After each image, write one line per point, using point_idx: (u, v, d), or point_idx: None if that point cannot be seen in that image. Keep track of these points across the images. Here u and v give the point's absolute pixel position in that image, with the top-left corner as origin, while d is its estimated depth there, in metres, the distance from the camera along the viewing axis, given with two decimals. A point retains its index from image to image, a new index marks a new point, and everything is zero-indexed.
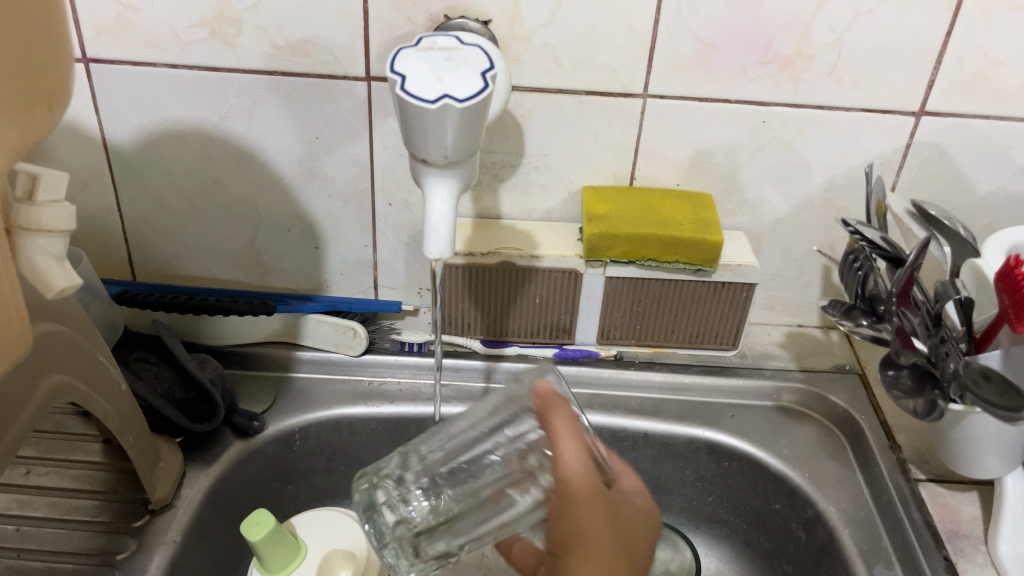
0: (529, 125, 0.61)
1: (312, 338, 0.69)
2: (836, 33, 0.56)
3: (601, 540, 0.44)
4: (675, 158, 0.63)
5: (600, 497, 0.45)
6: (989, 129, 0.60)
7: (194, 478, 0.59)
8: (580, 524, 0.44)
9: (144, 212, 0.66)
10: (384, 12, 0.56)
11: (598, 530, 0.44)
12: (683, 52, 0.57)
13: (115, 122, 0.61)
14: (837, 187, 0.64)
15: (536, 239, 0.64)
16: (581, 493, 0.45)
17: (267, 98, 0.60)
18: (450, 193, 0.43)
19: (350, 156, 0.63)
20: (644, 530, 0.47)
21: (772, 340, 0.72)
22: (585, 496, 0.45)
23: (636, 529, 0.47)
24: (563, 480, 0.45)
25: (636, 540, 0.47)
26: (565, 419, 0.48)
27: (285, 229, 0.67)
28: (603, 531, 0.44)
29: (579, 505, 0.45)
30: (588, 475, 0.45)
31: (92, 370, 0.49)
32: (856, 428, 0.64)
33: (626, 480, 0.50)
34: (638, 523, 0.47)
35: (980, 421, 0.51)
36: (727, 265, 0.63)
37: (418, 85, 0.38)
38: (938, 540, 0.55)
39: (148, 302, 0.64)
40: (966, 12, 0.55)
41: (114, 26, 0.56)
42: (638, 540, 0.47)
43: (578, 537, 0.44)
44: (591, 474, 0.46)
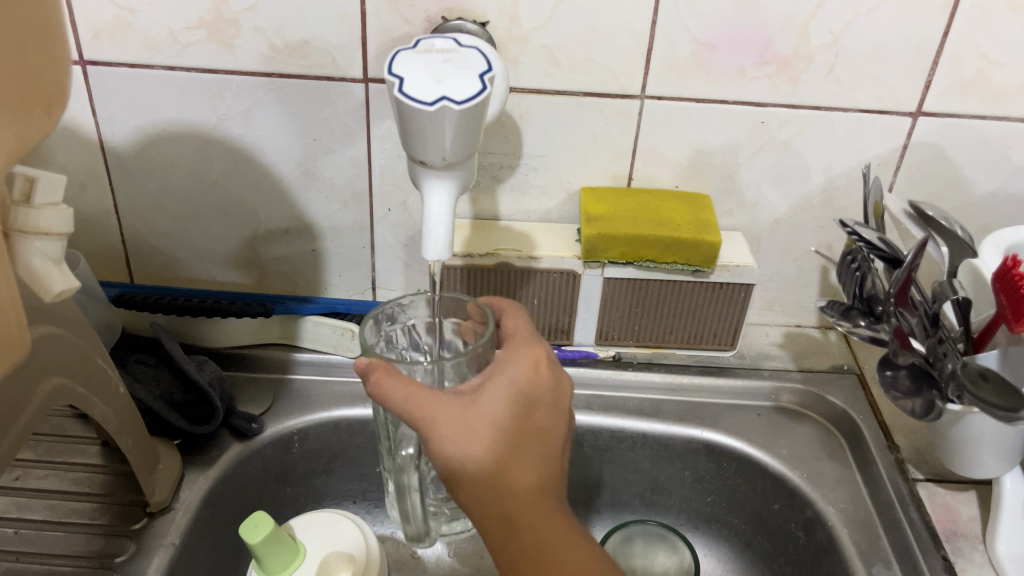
0: (527, 126, 0.61)
1: (311, 340, 0.69)
2: (834, 33, 0.56)
3: (479, 459, 0.40)
4: (673, 159, 0.63)
5: (461, 421, 0.41)
6: (986, 129, 0.60)
7: (193, 480, 0.59)
8: (451, 457, 0.40)
9: (142, 215, 0.66)
10: (382, 14, 0.56)
11: (475, 449, 0.40)
12: (681, 53, 0.57)
13: (112, 124, 0.61)
14: (835, 187, 0.64)
15: (534, 240, 0.64)
16: (447, 423, 0.40)
17: (265, 100, 0.60)
18: (449, 195, 0.43)
19: (347, 157, 0.63)
20: (541, 414, 0.43)
21: (770, 340, 0.72)
22: (440, 420, 0.40)
23: (527, 431, 0.42)
24: (428, 432, 0.41)
25: (530, 436, 0.42)
26: (391, 390, 0.41)
27: (283, 231, 0.67)
28: (488, 451, 0.40)
29: (436, 433, 0.40)
30: (450, 406, 0.41)
31: (91, 373, 0.49)
32: (854, 428, 0.64)
33: (511, 324, 0.50)
34: (527, 424, 0.42)
35: (978, 421, 0.51)
36: (725, 266, 0.63)
37: (417, 87, 0.38)
38: (937, 540, 0.55)
39: (145, 305, 0.64)
40: (963, 12, 0.55)
41: (112, 28, 0.56)
42: (539, 433, 0.42)
43: (461, 461, 0.40)
44: (465, 418, 0.41)
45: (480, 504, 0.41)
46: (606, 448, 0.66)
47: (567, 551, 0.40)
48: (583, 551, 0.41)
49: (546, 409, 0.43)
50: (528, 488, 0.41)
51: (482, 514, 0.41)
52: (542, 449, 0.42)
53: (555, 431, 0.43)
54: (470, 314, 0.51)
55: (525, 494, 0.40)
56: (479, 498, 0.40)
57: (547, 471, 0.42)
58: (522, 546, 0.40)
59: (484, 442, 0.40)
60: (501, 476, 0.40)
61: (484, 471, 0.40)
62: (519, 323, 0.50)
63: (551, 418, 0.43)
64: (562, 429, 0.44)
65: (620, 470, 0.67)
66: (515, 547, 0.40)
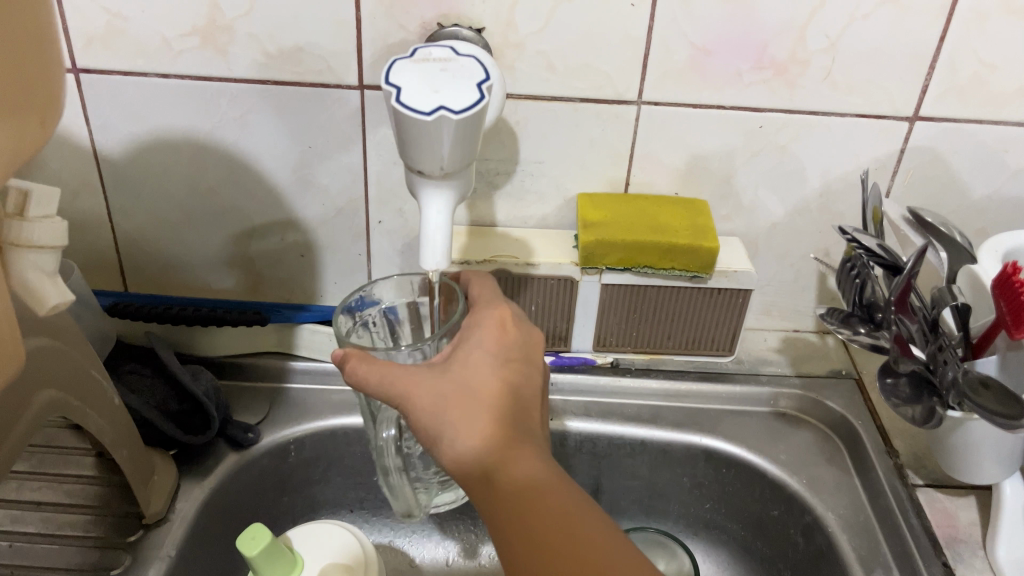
0: (524, 133, 0.61)
1: (307, 348, 0.68)
2: (831, 38, 0.56)
3: (461, 426, 0.41)
4: (670, 164, 0.63)
5: (438, 391, 0.42)
6: (983, 133, 0.60)
7: (188, 491, 0.59)
8: (436, 422, 0.41)
9: (136, 223, 0.66)
10: (377, 21, 0.55)
11: (455, 416, 0.41)
12: (678, 58, 0.57)
13: (106, 131, 0.60)
14: (832, 192, 0.64)
15: (531, 247, 0.64)
16: (424, 392, 0.41)
17: (260, 107, 0.59)
18: (447, 204, 0.43)
19: (342, 164, 0.62)
20: (515, 376, 0.44)
21: (768, 345, 0.72)
22: (416, 392, 0.41)
23: (502, 392, 0.43)
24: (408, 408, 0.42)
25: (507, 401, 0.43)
26: (363, 369, 0.42)
27: (279, 239, 0.67)
28: (465, 416, 0.41)
29: (415, 405, 0.41)
30: (423, 376, 0.42)
31: (85, 385, 0.49)
32: (853, 433, 0.64)
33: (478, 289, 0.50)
34: (503, 386, 0.43)
35: (978, 428, 0.51)
36: (722, 272, 0.62)
37: (413, 97, 0.38)
38: (937, 547, 0.55)
39: (142, 314, 0.64)
40: (960, 17, 0.55)
41: (105, 35, 0.56)
42: (517, 394, 0.43)
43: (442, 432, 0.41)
44: (441, 389, 0.42)
45: (468, 473, 0.41)
46: (604, 454, 0.66)
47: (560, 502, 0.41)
48: (574, 500, 0.41)
49: (519, 369, 0.44)
50: (512, 446, 0.42)
51: (471, 482, 0.41)
52: (518, 406, 0.43)
53: (529, 388, 0.45)
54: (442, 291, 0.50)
55: (509, 452, 0.41)
56: (467, 469, 0.41)
57: (525, 427, 0.43)
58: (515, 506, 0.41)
59: (464, 407, 0.42)
60: (483, 440, 0.41)
61: (465, 440, 0.41)
62: (485, 287, 0.51)
63: (524, 376, 0.45)
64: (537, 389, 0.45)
65: (618, 476, 0.67)
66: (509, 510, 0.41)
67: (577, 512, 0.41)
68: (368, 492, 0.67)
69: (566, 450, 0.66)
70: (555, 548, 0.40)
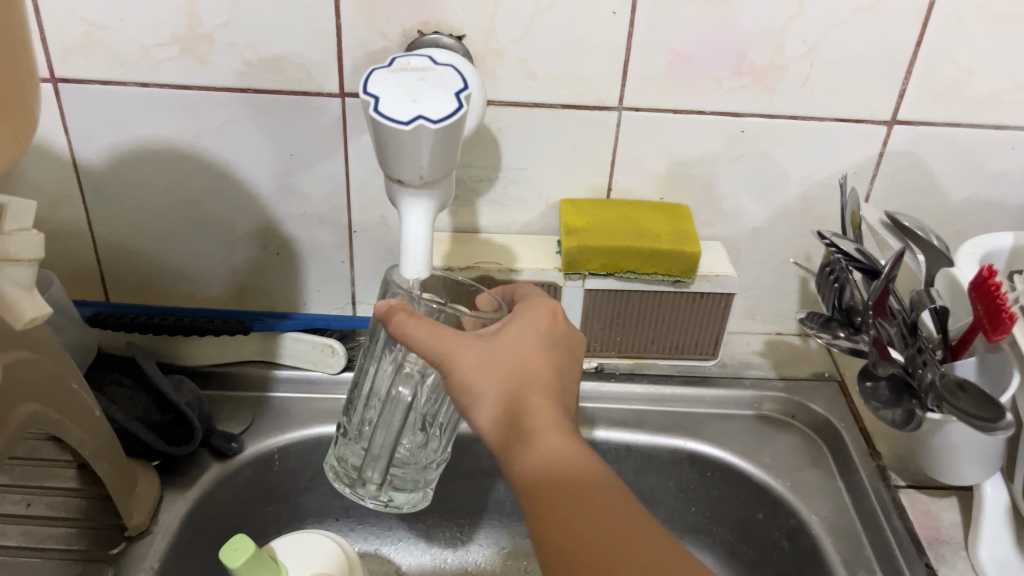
0: (506, 139, 0.61)
1: (290, 356, 0.68)
2: (809, 44, 0.57)
3: (501, 394, 0.41)
4: (652, 169, 0.63)
5: (483, 356, 0.41)
6: (960, 136, 0.61)
7: (172, 502, 0.58)
8: (475, 385, 0.41)
9: (117, 232, 0.65)
10: (357, 28, 0.55)
11: (497, 381, 0.41)
12: (658, 64, 0.57)
13: (85, 141, 0.60)
14: (813, 196, 0.65)
15: (514, 253, 0.64)
16: (468, 355, 0.41)
17: (241, 116, 0.59)
18: (427, 213, 0.43)
19: (324, 172, 0.62)
20: (559, 362, 0.43)
21: (752, 348, 0.72)
22: (461, 353, 0.41)
23: (547, 371, 0.42)
24: (452, 366, 0.41)
25: (548, 385, 0.42)
26: (413, 325, 0.42)
27: (261, 247, 0.66)
28: (504, 384, 0.41)
29: (460, 366, 0.41)
30: (468, 340, 0.42)
31: (65, 398, 0.48)
32: (836, 435, 0.65)
33: (523, 289, 0.51)
34: (549, 370, 0.42)
35: (956, 431, 0.51)
36: (704, 276, 0.63)
37: (392, 106, 0.38)
38: (920, 548, 0.55)
39: (122, 324, 0.64)
40: (936, 23, 0.55)
41: (84, 45, 0.55)
42: (559, 379, 0.43)
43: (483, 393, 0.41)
44: (484, 354, 0.42)
45: (506, 442, 0.40)
46: None
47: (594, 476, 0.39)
48: (607, 479, 0.40)
49: (563, 356, 0.44)
50: (552, 427, 0.41)
51: (507, 454, 0.40)
52: (559, 391, 0.43)
53: (570, 385, 0.44)
54: (478, 302, 0.49)
55: (549, 424, 0.41)
56: (504, 437, 0.40)
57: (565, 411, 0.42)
58: (548, 480, 0.39)
59: (506, 375, 0.41)
60: (524, 411, 0.41)
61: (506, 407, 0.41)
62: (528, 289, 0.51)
63: (567, 365, 0.44)
64: (575, 382, 0.45)
65: None
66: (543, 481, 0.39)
67: (610, 488, 0.40)
68: (354, 501, 0.67)
69: None
70: (592, 524, 0.38)
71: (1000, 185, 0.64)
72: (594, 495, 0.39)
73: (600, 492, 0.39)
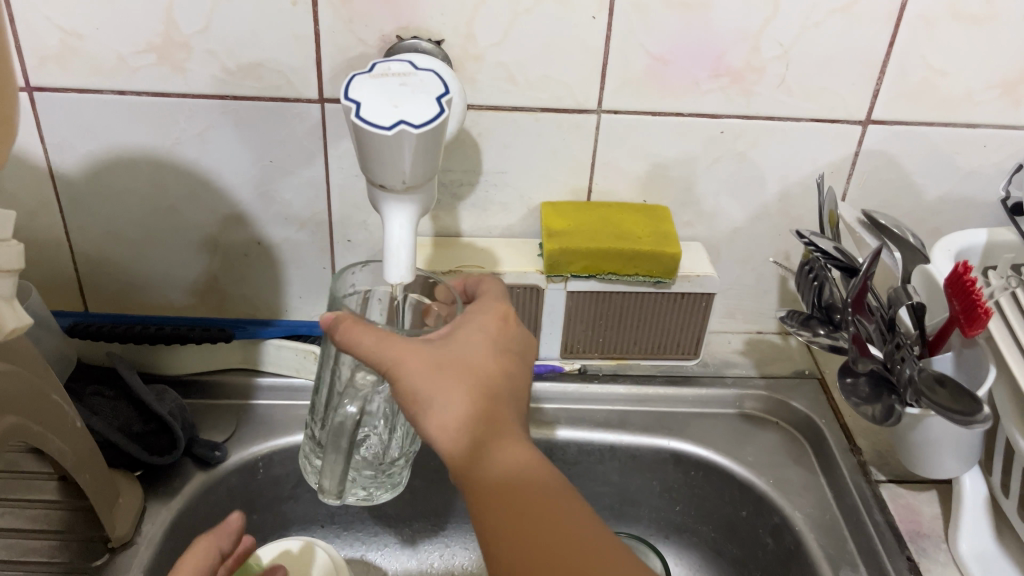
0: (486, 144, 0.61)
1: (273, 363, 0.67)
2: (784, 46, 0.57)
3: (454, 403, 0.40)
4: (632, 172, 0.63)
5: (437, 364, 0.40)
6: (933, 135, 0.62)
7: (155, 512, 0.58)
8: (426, 392, 0.40)
9: (95, 241, 0.65)
10: (336, 34, 0.55)
11: (447, 389, 0.40)
12: (636, 68, 0.58)
13: (62, 150, 0.59)
14: (790, 196, 0.65)
15: (496, 256, 0.64)
16: (419, 362, 0.40)
17: (220, 123, 0.59)
18: (410, 218, 0.43)
19: (305, 178, 0.62)
20: (509, 364, 0.43)
21: (733, 348, 0.73)
22: (409, 363, 0.40)
23: (500, 377, 0.42)
24: (399, 375, 0.40)
25: (498, 389, 0.41)
26: (360, 337, 0.41)
27: (240, 254, 0.66)
28: (456, 393, 0.40)
29: (409, 374, 0.40)
30: (417, 347, 0.41)
31: (45, 408, 0.48)
32: (818, 432, 0.65)
33: (485, 286, 0.50)
34: (497, 372, 0.42)
35: (937, 425, 0.52)
36: (685, 277, 0.63)
37: (373, 112, 0.38)
38: (901, 542, 0.56)
39: (100, 334, 0.63)
40: (908, 25, 0.56)
41: (59, 53, 0.55)
42: (509, 380, 0.42)
43: (432, 402, 0.40)
44: (433, 360, 0.40)
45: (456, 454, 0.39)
46: (575, 461, 0.67)
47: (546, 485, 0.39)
48: (559, 486, 0.40)
49: (515, 358, 0.44)
50: (502, 433, 0.40)
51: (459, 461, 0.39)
52: (513, 395, 0.42)
53: (520, 385, 0.43)
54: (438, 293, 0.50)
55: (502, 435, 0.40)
56: (458, 450, 0.39)
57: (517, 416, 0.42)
58: (501, 494, 0.39)
59: (458, 382, 0.40)
60: (477, 421, 0.40)
61: (461, 420, 0.40)
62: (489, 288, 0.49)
63: (520, 371, 0.43)
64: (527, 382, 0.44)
65: (590, 482, 0.67)
66: (496, 496, 0.39)
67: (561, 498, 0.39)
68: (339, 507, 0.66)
69: None
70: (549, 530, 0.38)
71: (972, 182, 0.65)
72: (549, 505, 0.39)
73: (552, 502, 0.39)
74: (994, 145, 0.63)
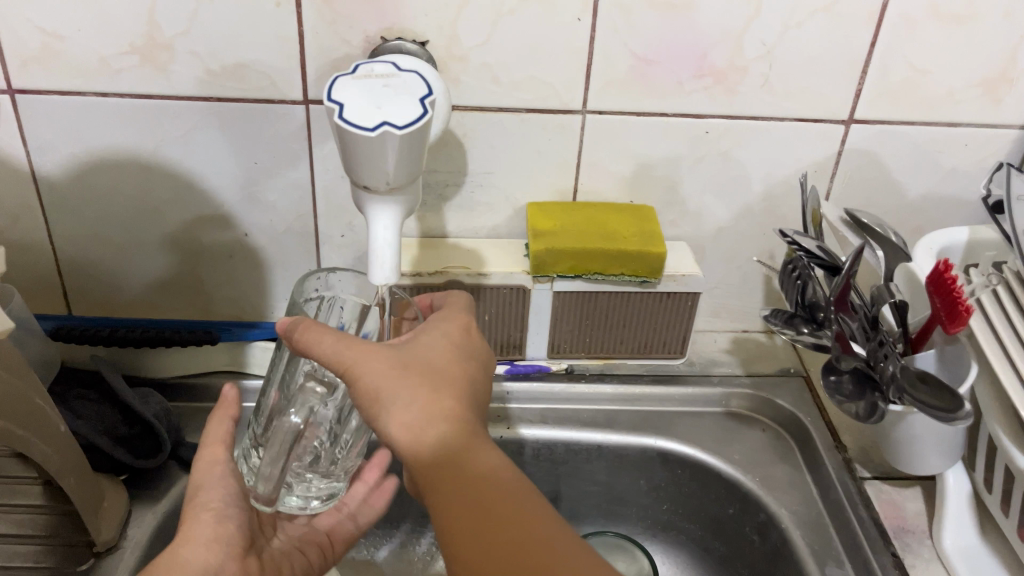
0: (471, 144, 0.61)
1: (259, 366, 0.67)
2: (767, 46, 0.58)
3: (417, 401, 0.40)
4: (617, 172, 0.64)
5: (398, 364, 0.41)
6: (915, 135, 0.62)
7: (140, 516, 0.58)
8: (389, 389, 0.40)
9: (78, 244, 0.64)
10: (320, 36, 0.55)
11: (410, 387, 0.40)
12: (620, 68, 0.58)
13: (45, 153, 0.59)
14: (774, 195, 0.66)
15: (482, 256, 0.64)
16: (380, 363, 0.41)
17: (204, 125, 0.59)
18: (394, 220, 0.43)
19: (290, 180, 0.62)
20: (470, 367, 0.43)
21: (719, 347, 0.73)
22: (370, 363, 0.40)
23: (462, 377, 0.42)
24: (359, 376, 0.40)
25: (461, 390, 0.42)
26: (320, 340, 0.41)
27: (225, 256, 0.66)
28: (419, 391, 0.40)
29: (370, 374, 0.40)
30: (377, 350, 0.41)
31: (28, 413, 0.47)
32: (803, 430, 0.66)
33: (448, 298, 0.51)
34: (459, 373, 0.42)
35: (919, 422, 0.52)
36: (670, 276, 0.63)
37: (357, 113, 0.38)
38: (886, 538, 0.56)
39: (83, 336, 0.63)
40: (889, 25, 0.57)
41: (41, 55, 0.55)
42: (470, 383, 0.43)
43: (392, 400, 0.40)
44: (392, 360, 0.41)
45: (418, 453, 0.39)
46: (562, 461, 0.67)
47: (510, 479, 0.40)
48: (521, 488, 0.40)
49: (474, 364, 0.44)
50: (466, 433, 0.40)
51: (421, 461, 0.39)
52: (473, 399, 0.42)
53: (482, 390, 0.44)
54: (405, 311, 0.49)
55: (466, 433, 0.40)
56: (419, 448, 0.39)
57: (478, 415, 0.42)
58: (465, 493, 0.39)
59: (422, 381, 0.41)
60: (440, 417, 0.40)
61: (425, 418, 0.40)
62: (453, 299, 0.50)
63: (481, 375, 0.44)
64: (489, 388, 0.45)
65: (577, 481, 0.67)
66: (459, 494, 0.39)
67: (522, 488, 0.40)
68: None
69: (524, 458, 0.67)
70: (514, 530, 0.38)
71: (953, 181, 0.65)
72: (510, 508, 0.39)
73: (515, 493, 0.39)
74: (975, 143, 0.63)
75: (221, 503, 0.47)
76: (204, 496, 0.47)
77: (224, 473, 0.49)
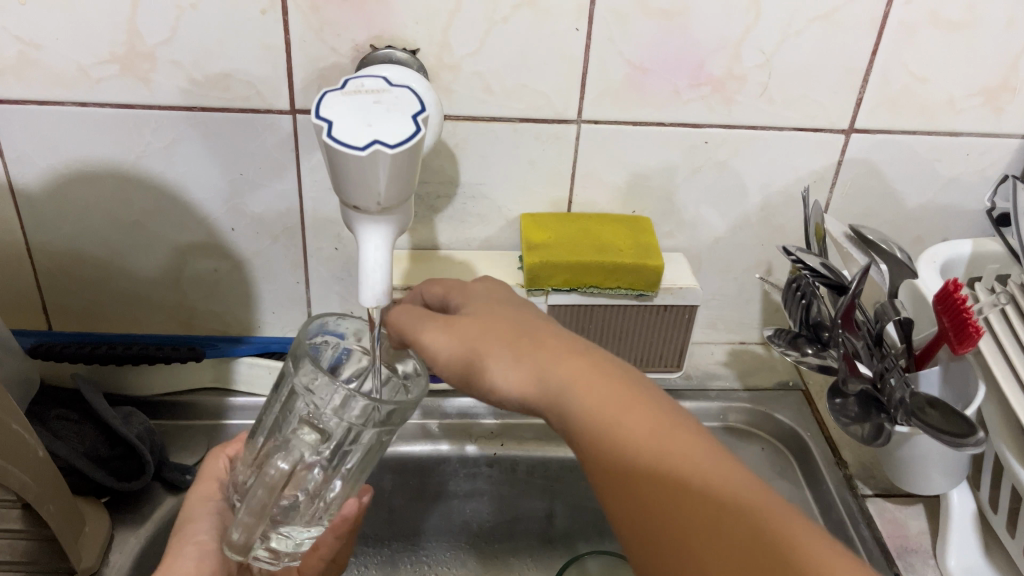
0: (463, 155, 0.59)
1: (246, 382, 0.66)
2: (765, 54, 0.56)
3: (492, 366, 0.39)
4: (612, 182, 0.62)
5: (459, 336, 0.40)
6: (916, 144, 0.61)
7: (122, 541, 0.57)
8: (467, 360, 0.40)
9: (58, 257, 0.62)
10: (307, 44, 0.53)
11: (478, 353, 0.39)
12: (615, 76, 0.56)
13: (22, 165, 0.57)
14: (771, 206, 0.64)
15: (475, 269, 0.63)
16: (439, 340, 0.40)
17: (187, 136, 0.57)
18: (386, 239, 0.42)
19: (277, 191, 0.60)
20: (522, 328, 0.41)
21: (715, 359, 0.72)
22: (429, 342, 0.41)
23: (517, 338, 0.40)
24: (428, 355, 0.41)
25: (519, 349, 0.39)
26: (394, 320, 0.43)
27: (211, 270, 0.64)
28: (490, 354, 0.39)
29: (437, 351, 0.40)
30: (430, 327, 0.41)
31: (7, 441, 0.45)
32: (803, 446, 0.65)
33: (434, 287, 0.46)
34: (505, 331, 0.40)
35: (924, 442, 0.51)
36: (668, 289, 0.62)
37: (346, 131, 0.36)
38: (890, 558, 0.55)
39: (63, 354, 0.61)
40: (890, 32, 0.56)
41: (17, 64, 0.53)
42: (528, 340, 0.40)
43: (446, 363, 0.40)
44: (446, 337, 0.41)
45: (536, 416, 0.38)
46: (556, 478, 0.65)
47: (635, 429, 0.35)
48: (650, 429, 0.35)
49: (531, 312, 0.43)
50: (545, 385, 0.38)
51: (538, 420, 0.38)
52: (555, 333, 0.41)
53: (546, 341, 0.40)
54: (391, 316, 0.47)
55: (566, 373, 0.37)
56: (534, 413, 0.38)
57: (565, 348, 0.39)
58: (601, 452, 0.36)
59: (491, 339, 0.40)
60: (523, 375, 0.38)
61: (514, 380, 0.38)
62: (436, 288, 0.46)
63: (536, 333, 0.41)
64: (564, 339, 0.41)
65: (572, 498, 0.66)
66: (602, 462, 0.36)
67: (648, 413, 0.36)
68: None
69: (517, 476, 0.65)
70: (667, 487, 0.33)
71: (954, 191, 0.64)
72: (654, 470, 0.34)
73: (656, 420, 0.35)
74: (977, 153, 0.62)
75: (207, 537, 0.48)
76: (190, 530, 0.48)
77: (210, 510, 0.50)
